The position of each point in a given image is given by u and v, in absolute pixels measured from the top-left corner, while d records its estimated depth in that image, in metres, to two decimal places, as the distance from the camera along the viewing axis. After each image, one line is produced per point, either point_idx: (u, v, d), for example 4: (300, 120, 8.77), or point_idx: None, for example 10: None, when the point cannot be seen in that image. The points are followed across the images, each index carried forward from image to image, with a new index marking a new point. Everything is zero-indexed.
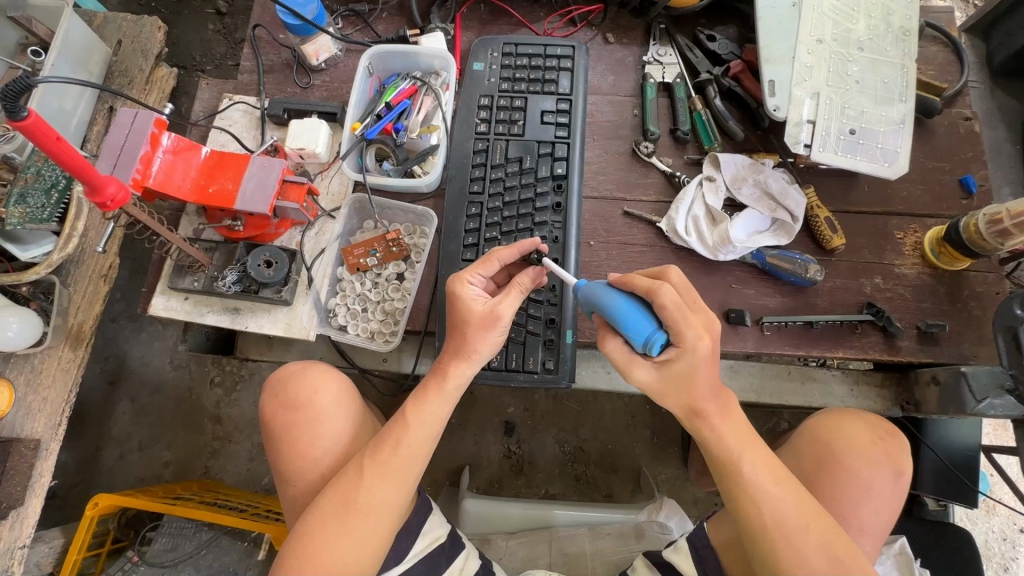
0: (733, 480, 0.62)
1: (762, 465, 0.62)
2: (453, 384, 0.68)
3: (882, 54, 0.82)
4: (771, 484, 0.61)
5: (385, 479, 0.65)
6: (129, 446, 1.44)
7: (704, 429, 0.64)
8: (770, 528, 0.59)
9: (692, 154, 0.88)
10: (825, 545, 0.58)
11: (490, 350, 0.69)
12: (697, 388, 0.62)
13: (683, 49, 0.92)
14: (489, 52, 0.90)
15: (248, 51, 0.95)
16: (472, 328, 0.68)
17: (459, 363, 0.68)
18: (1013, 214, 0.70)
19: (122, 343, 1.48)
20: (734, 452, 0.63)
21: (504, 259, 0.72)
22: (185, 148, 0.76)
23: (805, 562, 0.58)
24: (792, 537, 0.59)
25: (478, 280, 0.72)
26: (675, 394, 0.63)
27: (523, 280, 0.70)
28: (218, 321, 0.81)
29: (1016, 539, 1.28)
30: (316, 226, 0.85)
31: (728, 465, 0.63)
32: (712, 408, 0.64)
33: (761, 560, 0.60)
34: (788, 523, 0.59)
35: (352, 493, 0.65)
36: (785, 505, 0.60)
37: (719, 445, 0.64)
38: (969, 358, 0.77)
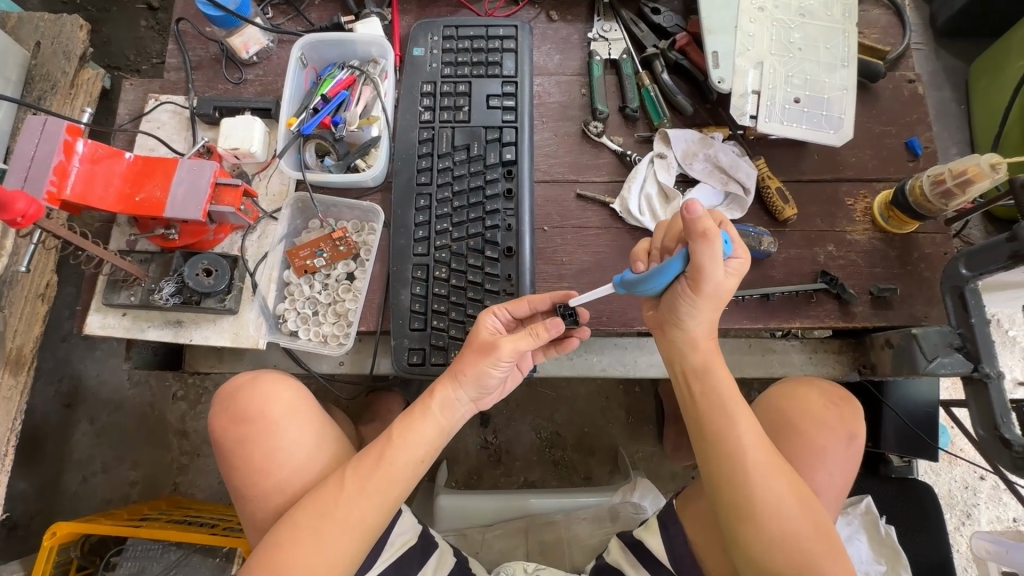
0: (718, 426, 0.63)
1: (748, 415, 0.64)
2: (439, 403, 0.67)
3: (825, 19, 0.81)
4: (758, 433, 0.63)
5: (363, 497, 0.65)
6: (92, 468, 1.38)
7: (700, 373, 0.65)
8: (755, 471, 0.61)
9: (642, 131, 0.86)
10: (796, 496, 0.60)
11: (478, 380, 0.66)
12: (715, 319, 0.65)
13: (628, 24, 0.89)
14: (429, 36, 0.87)
15: (173, 47, 0.89)
16: (470, 349, 0.67)
17: (448, 382, 0.67)
18: (954, 174, 0.71)
19: (76, 362, 1.42)
20: (722, 399, 0.64)
21: (536, 303, 0.72)
22: (106, 154, 0.71)
23: (783, 505, 0.60)
24: (775, 486, 0.60)
25: (503, 314, 0.71)
26: (704, 306, 0.63)
27: (538, 325, 0.67)
28: (160, 336, 0.77)
29: (977, 487, 1.34)
30: (258, 229, 0.80)
31: (722, 412, 0.63)
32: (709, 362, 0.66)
33: (738, 505, 0.60)
34: (768, 471, 0.61)
35: (330, 508, 0.64)
36: (767, 452, 0.62)
37: (711, 392, 0.65)
38: (921, 319, 0.78)
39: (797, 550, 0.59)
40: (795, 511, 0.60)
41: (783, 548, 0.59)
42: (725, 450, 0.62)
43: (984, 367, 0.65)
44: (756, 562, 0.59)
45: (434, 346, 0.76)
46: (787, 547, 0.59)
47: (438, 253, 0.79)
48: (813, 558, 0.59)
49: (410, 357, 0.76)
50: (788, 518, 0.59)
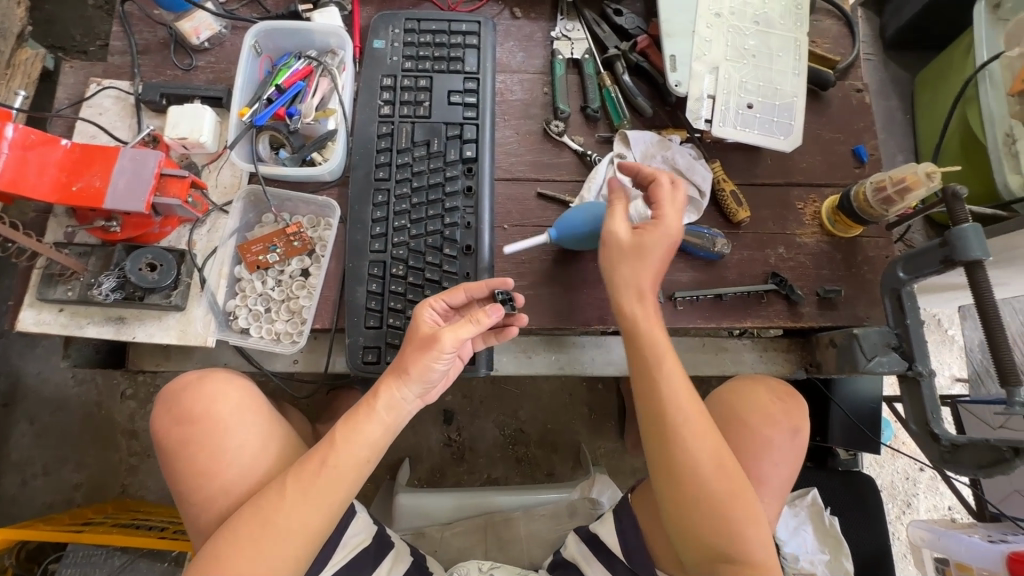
0: (650, 379, 0.66)
1: (678, 372, 0.66)
2: (384, 403, 0.66)
3: (778, 27, 0.82)
4: (685, 390, 0.65)
5: (306, 501, 0.64)
6: (32, 471, 1.31)
7: (641, 333, 0.67)
8: (679, 426, 0.64)
9: (603, 131, 0.87)
10: (716, 454, 0.63)
11: (423, 374, 0.65)
12: (652, 270, 0.69)
13: (590, 24, 0.90)
14: (390, 29, 0.85)
15: (117, 29, 0.85)
16: (413, 346, 0.65)
17: (394, 381, 0.66)
18: (894, 181, 0.73)
19: (15, 360, 1.34)
20: (656, 355, 0.66)
21: (471, 291, 0.72)
22: (40, 141, 0.67)
23: (703, 462, 0.63)
24: (696, 442, 0.63)
25: (440, 305, 0.71)
26: (622, 259, 0.69)
27: (478, 311, 0.65)
28: (101, 333, 0.73)
29: (917, 478, 1.41)
30: (208, 222, 0.77)
31: (653, 368, 0.66)
32: (645, 313, 0.68)
33: (666, 461, 0.64)
34: (701, 436, 0.64)
35: (272, 515, 0.63)
36: (693, 409, 0.65)
37: (648, 347, 0.67)
38: (863, 319, 0.81)
39: (714, 504, 0.62)
40: (711, 468, 0.63)
41: (704, 503, 0.62)
42: (654, 403, 0.65)
43: (917, 365, 0.68)
44: (680, 520, 0.63)
45: (389, 344, 0.75)
46: (707, 504, 0.62)
47: (395, 250, 0.78)
48: (735, 521, 0.62)
49: (365, 356, 0.75)
50: (708, 474, 0.63)
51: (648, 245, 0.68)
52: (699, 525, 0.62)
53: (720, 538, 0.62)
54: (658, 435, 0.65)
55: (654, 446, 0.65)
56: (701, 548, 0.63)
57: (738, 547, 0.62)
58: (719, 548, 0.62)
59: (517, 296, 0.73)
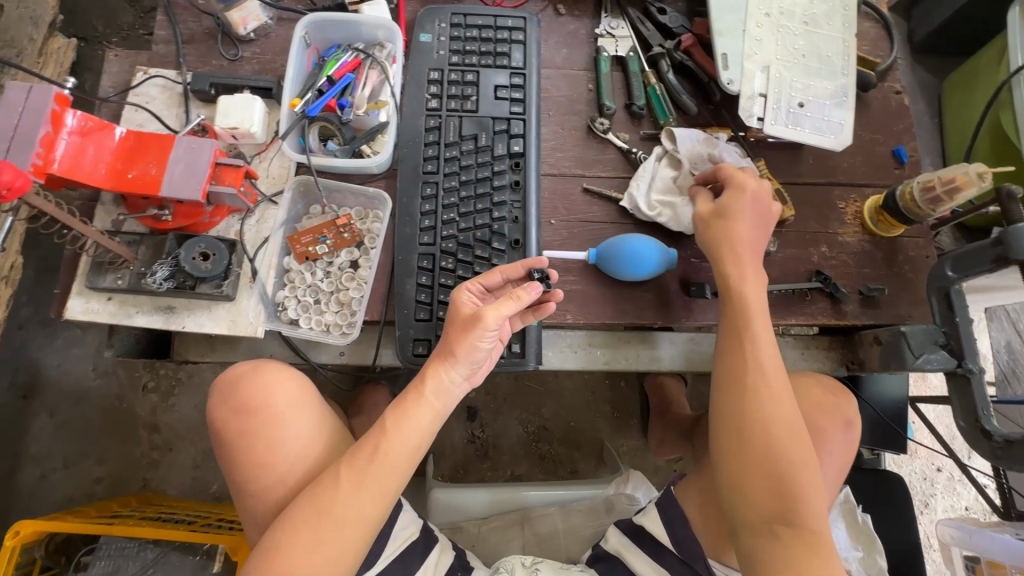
0: (738, 334, 0.70)
1: (767, 334, 0.69)
2: (432, 387, 0.66)
3: (824, 28, 0.83)
4: (772, 352, 0.69)
5: (360, 491, 0.64)
6: (52, 464, 1.30)
7: (743, 294, 0.70)
8: (757, 384, 0.67)
9: (648, 129, 0.88)
10: (789, 418, 0.66)
11: (469, 355, 0.65)
12: (742, 228, 0.72)
13: (635, 22, 0.90)
14: (436, 23, 0.86)
15: (162, 18, 0.85)
16: (456, 327, 0.65)
17: (442, 364, 0.66)
18: (943, 181, 0.74)
19: (34, 351, 1.33)
20: (750, 314, 0.70)
21: (508, 273, 0.72)
22: (96, 127, 0.67)
23: (774, 421, 0.66)
24: (770, 402, 0.67)
25: (476, 288, 0.71)
26: (717, 228, 0.73)
27: (518, 289, 0.65)
28: (150, 322, 0.73)
29: (934, 478, 1.43)
30: (257, 213, 0.77)
31: (745, 324, 0.70)
32: (745, 268, 0.71)
33: (742, 414, 0.67)
34: (777, 396, 0.67)
35: (328, 504, 0.63)
36: (776, 372, 0.68)
37: (744, 304, 0.70)
38: (905, 318, 0.82)
39: (778, 462, 0.65)
40: (780, 429, 0.66)
41: (766, 459, 0.65)
42: (739, 357, 0.69)
43: (968, 363, 0.69)
44: (738, 474, 0.66)
45: (440, 337, 0.75)
46: (770, 461, 0.65)
47: (445, 243, 0.78)
48: (797, 486, 0.64)
49: (415, 348, 0.75)
50: (776, 433, 0.66)
51: (732, 206, 0.73)
52: (756, 479, 0.65)
53: (777, 497, 0.64)
54: (735, 394, 0.68)
55: (732, 401, 0.68)
56: (756, 506, 0.64)
57: (795, 510, 0.63)
58: (774, 509, 0.64)
59: (552, 274, 0.73)
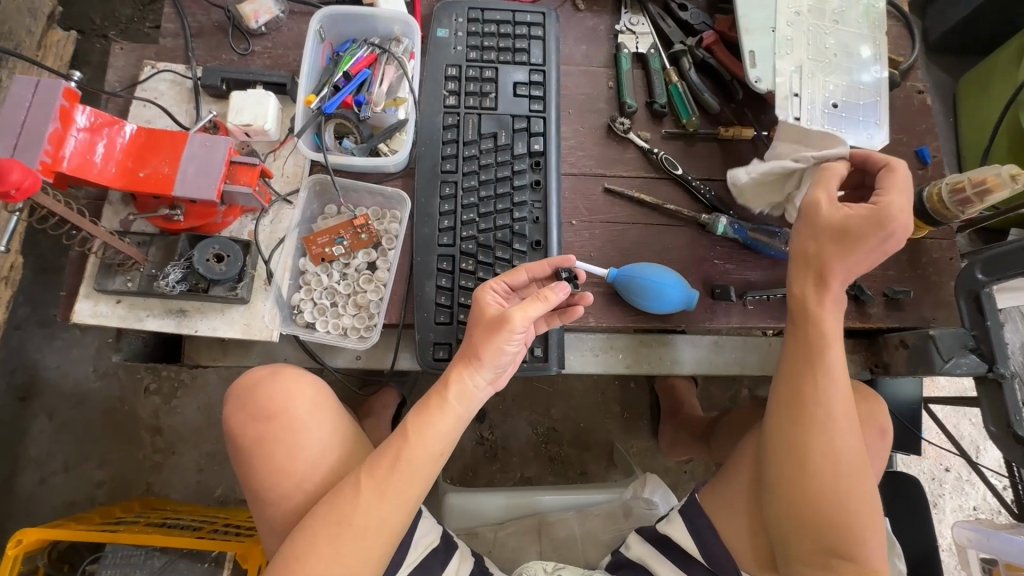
0: (815, 364, 0.66)
1: (841, 365, 0.67)
2: (456, 392, 0.64)
3: (851, 27, 0.81)
4: (845, 383, 0.66)
5: (383, 500, 0.62)
6: (51, 468, 1.27)
7: (823, 321, 0.66)
8: (830, 418, 0.65)
9: (669, 128, 0.86)
10: (855, 454, 0.65)
11: (495, 357, 0.63)
12: (855, 252, 0.65)
13: (655, 19, 0.89)
14: (453, 18, 0.83)
15: (170, 10, 0.82)
16: (481, 328, 0.63)
17: (466, 367, 0.63)
18: (974, 183, 0.72)
19: (32, 353, 1.30)
20: (829, 342, 0.66)
21: (533, 271, 0.70)
22: (105, 124, 0.64)
23: (842, 457, 0.64)
24: (841, 438, 0.65)
25: (500, 287, 0.69)
26: (832, 235, 0.66)
27: (546, 290, 0.63)
28: (161, 326, 0.70)
29: (943, 478, 1.43)
30: (271, 213, 0.75)
31: (822, 354, 0.66)
32: (832, 294, 0.67)
33: (809, 448, 0.65)
34: (847, 432, 0.65)
35: (349, 513, 0.61)
36: (847, 405, 0.66)
37: (823, 331, 0.66)
38: (930, 321, 0.81)
39: (844, 499, 0.64)
40: (847, 465, 0.64)
41: (832, 496, 0.64)
42: (812, 388, 0.66)
43: (999, 367, 0.68)
44: (797, 507, 0.64)
45: (460, 341, 0.73)
46: (835, 498, 0.64)
47: (465, 244, 0.76)
48: (855, 521, 0.64)
49: (436, 352, 0.73)
50: (844, 470, 0.64)
51: (868, 220, 0.64)
52: (818, 514, 0.64)
53: (838, 531, 0.63)
54: (803, 426, 0.65)
55: (799, 433, 0.65)
56: (813, 539, 0.64)
57: (853, 545, 0.63)
58: (834, 542, 0.63)
59: (581, 273, 0.73)
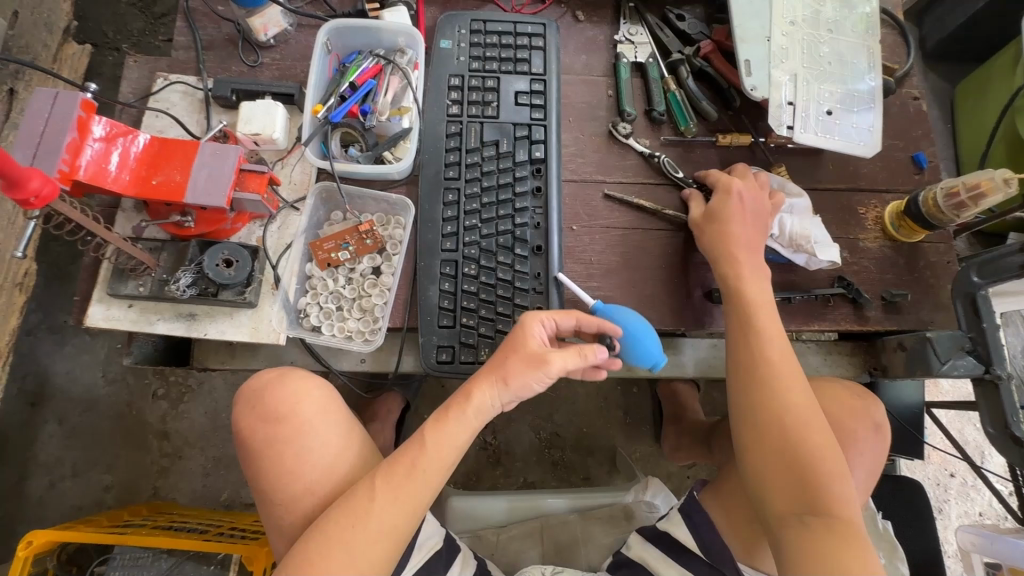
0: (748, 326, 0.71)
1: (774, 325, 0.71)
2: (476, 408, 0.66)
3: (845, 36, 0.83)
4: (783, 341, 0.70)
5: (395, 504, 0.63)
6: (61, 473, 1.28)
7: (743, 288, 0.72)
8: (774, 373, 0.68)
9: (668, 135, 0.88)
10: (808, 410, 0.67)
11: (523, 390, 0.65)
12: (735, 225, 0.75)
13: (653, 29, 0.91)
14: (456, 29, 0.86)
15: (182, 25, 0.85)
16: (518, 356, 0.65)
17: (490, 387, 0.65)
18: (968, 187, 0.74)
19: (43, 359, 1.32)
20: (755, 304, 0.72)
21: (584, 321, 0.69)
22: (120, 133, 0.66)
23: (794, 409, 0.67)
24: (787, 392, 0.67)
25: (550, 323, 0.68)
26: (711, 232, 0.76)
27: (590, 347, 0.65)
28: (171, 330, 0.72)
29: (948, 484, 1.43)
30: (279, 219, 0.77)
31: (751, 315, 0.71)
32: (743, 262, 0.74)
33: (761, 403, 0.68)
34: (790, 385, 0.68)
35: (364, 517, 0.62)
36: (790, 362, 0.69)
37: (744, 294, 0.72)
38: (928, 324, 0.82)
39: (805, 451, 0.65)
40: (798, 415, 0.66)
41: (789, 448, 0.65)
42: (751, 345, 0.70)
43: (996, 369, 0.69)
44: (760, 461, 0.66)
45: (464, 344, 0.75)
46: (794, 449, 0.65)
47: (467, 249, 0.78)
48: (821, 473, 0.64)
49: (439, 355, 0.74)
50: (796, 421, 0.66)
51: (730, 207, 0.76)
52: (778, 466, 0.65)
53: (802, 482, 0.64)
54: (751, 384, 0.69)
55: (748, 393, 0.69)
56: (779, 492, 0.65)
57: (824, 499, 0.63)
58: (799, 500, 0.63)
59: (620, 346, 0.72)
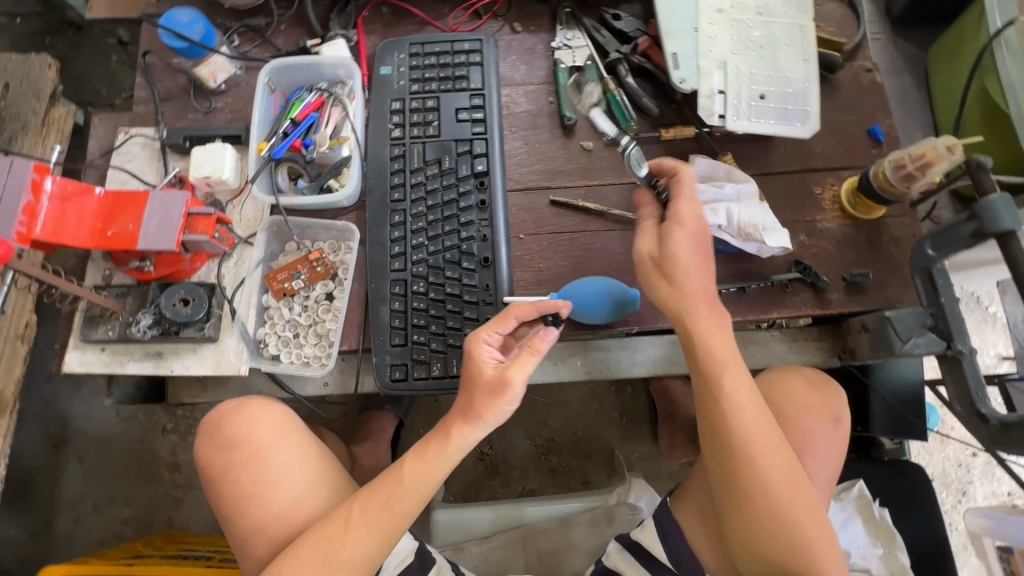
0: (717, 392, 0.66)
1: (743, 384, 0.67)
2: (457, 445, 0.67)
3: (780, 16, 0.81)
4: (755, 402, 0.66)
5: (369, 530, 0.65)
6: (84, 509, 1.36)
7: (709, 347, 0.67)
8: (749, 444, 0.65)
9: (611, 135, 0.87)
10: (787, 475, 0.64)
11: (498, 416, 0.67)
12: (692, 278, 0.67)
13: (590, 31, 0.91)
14: (396, 54, 0.88)
15: (141, 80, 0.90)
16: (481, 391, 0.65)
17: (464, 424, 0.66)
18: (913, 158, 0.72)
19: (62, 402, 1.40)
20: (722, 367, 0.66)
21: (522, 315, 0.68)
22: (75, 190, 0.71)
23: (774, 479, 0.64)
24: (766, 461, 0.64)
25: (493, 338, 0.68)
26: (655, 278, 0.69)
27: (535, 341, 0.66)
28: (140, 369, 0.76)
29: (970, 464, 1.36)
30: (235, 254, 0.80)
31: (719, 379, 0.66)
32: (704, 316, 0.67)
33: (739, 476, 0.65)
34: (769, 450, 0.65)
35: (337, 548, 0.64)
36: (765, 426, 0.66)
37: (711, 353, 0.67)
38: (895, 301, 0.79)
39: (790, 523, 0.64)
40: (780, 487, 0.64)
41: (776, 524, 0.64)
42: (720, 413, 0.66)
43: (957, 344, 0.66)
44: (746, 536, 0.65)
45: (416, 360, 0.76)
46: (779, 522, 0.64)
47: (415, 267, 0.80)
48: (806, 539, 0.63)
49: (393, 373, 0.76)
50: (778, 493, 0.64)
51: (675, 254, 0.67)
52: (769, 544, 0.64)
53: (789, 553, 0.63)
54: (726, 458, 0.65)
55: (724, 466, 0.66)
56: (766, 561, 0.64)
57: (808, 564, 0.63)
58: (785, 565, 0.64)
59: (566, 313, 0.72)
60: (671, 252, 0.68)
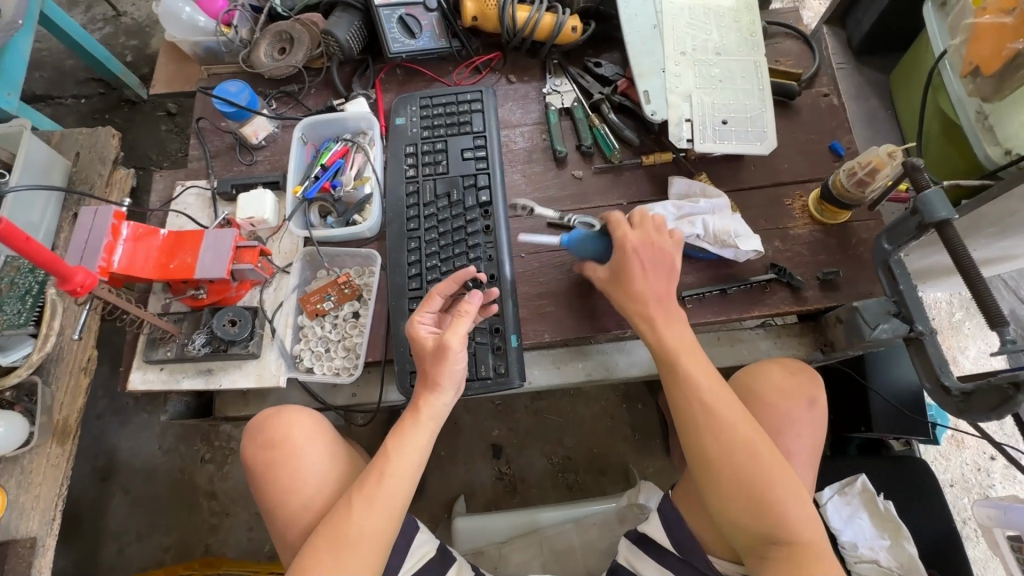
0: (673, 376, 0.76)
1: (702, 370, 0.75)
2: (429, 412, 0.76)
3: (735, 56, 0.94)
4: (712, 382, 0.75)
5: (373, 510, 0.72)
6: (127, 539, 1.44)
7: (660, 338, 0.77)
8: (710, 418, 0.72)
9: (599, 163, 0.99)
10: (750, 444, 0.71)
11: (451, 377, 0.76)
12: (639, 279, 0.79)
13: (575, 78, 1.05)
14: (408, 107, 1.02)
15: (195, 141, 1.05)
16: (429, 359, 0.76)
17: (429, 393, 0.76)
18: (862, 165, 0.82)
19: (110, 437, 1.51)
20: (675, 353, 0.76)
21: (444, 292, 0.81)
22: (144, 233, 0.84)
23: (738, 451, 0.70)
24: (729, 434, 0.71)
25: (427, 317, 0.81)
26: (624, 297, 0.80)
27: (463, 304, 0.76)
28: (193, 384, 0.87)
29: (990, 468, 1.35)
30: (274, 282, 0.92)
31: (674, 363, 0.76)
32: (655, 313, 0.78)
33: (705, 450, 0.72)
34: (725, 421, 0.72)
35: (345, 528, 0.71)
36: (723, 401, 0.73)
37: (663, 343, 0.77)
38: (867, 296, 0.86)
39: (764, 495, 0.69)
40: (744, 457, 0.70)
41: (750, 494, 0.69)
42: (678, 394, 0.75)
43: (916, 325, 0.72)
44: (726, 509, 0.70)
45: None
46: (750, 491, 0.69)
47: (430, 285, 0.90)
48: (773, 501, 0.69)
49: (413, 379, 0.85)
50: (746, 467, 0.70)
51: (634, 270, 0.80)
52: (746, 514, 0.69)
53: (764, 518, 0.68)
54: (691, 434, 0.73)
55: (692, 442, 0.73)
56: (746, 529, 0.69)
57: (780, 529, 0.68)
58: (759, 528, 0.69)
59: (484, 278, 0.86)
60: (620, 258, 0.80)
